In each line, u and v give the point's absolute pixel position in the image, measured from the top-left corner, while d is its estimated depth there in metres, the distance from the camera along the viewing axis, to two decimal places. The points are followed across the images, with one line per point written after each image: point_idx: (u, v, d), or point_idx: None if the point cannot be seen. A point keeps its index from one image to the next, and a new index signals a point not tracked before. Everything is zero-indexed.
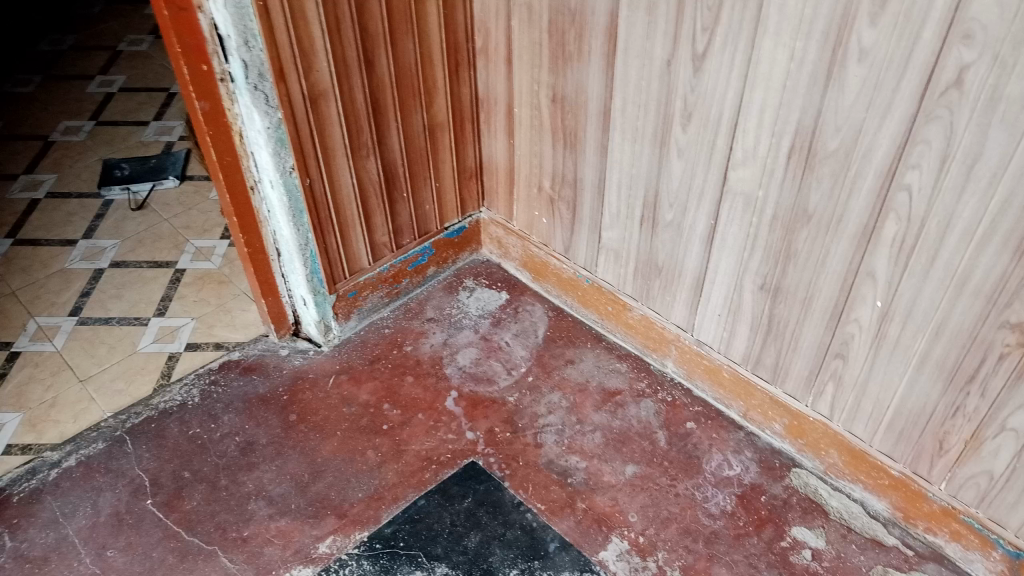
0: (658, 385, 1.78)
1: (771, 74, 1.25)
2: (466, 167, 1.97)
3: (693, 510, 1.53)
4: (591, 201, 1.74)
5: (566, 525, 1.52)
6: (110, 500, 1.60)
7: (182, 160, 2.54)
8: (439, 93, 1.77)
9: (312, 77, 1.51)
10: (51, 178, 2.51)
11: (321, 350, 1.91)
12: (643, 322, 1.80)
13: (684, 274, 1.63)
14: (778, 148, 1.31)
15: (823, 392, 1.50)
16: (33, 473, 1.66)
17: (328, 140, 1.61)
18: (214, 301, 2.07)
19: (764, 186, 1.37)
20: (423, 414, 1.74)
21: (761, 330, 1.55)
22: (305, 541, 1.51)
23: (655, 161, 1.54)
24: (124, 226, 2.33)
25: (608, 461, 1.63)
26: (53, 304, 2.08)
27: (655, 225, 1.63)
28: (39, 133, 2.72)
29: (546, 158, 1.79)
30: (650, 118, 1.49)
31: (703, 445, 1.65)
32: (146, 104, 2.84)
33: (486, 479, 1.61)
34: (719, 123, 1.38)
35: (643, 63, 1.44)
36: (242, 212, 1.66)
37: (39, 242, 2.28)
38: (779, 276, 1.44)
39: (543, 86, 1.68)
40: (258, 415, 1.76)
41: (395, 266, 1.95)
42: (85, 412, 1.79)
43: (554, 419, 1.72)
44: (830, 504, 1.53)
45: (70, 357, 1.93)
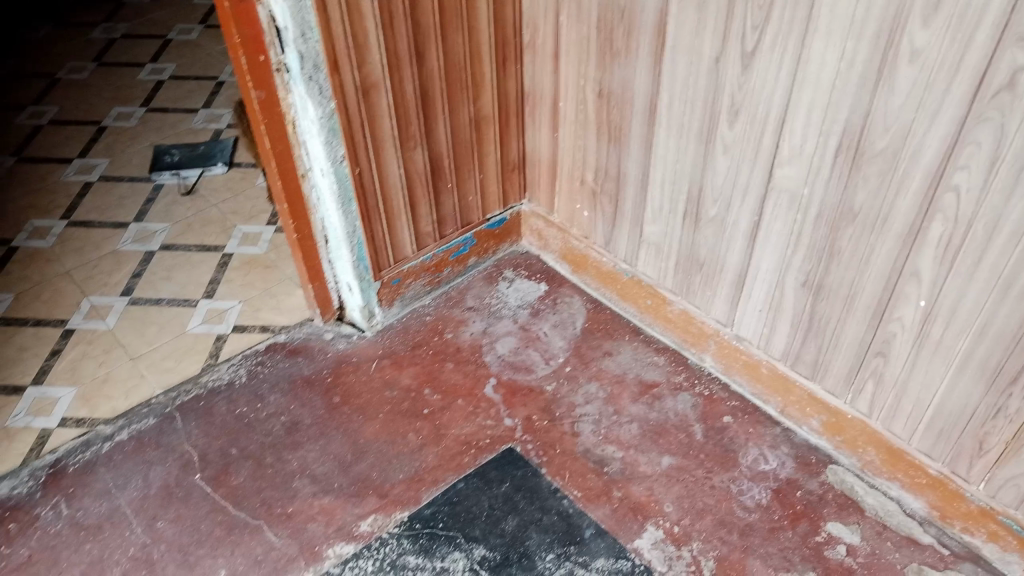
0: (696, 379, 1.80)
1: (821, 73, 1.27)
2: (510, 160, 1.99)
3: (728, 502, 1.55)
4: (634, 195, 1.76)
5: (602, 513, 1.54)
6: (160, 473, 1.66)
7: (230, 147, 2.60)
8: (487, 86, 1.80)
9: (365, 68, 1.55)
10: (105, 162, 2.59)
11: (365, 335, 1.95)
12: (682, 316, 1.82)
13: (725, 269, 1.65)
14: (825, 146, 1.32)
15: (863, 389, 1.51)
16: (87, 445, 1.72)
17: (378, 130, 1.65)
18: (260, 285, 2.13)
19: (810, 185, 1.38)
20: (463, 400, 1.78)
21: (802, 327, 1.56)
22: (347, 518, 1.56)
23: (700, 158, 1.56)
24: (174, 210, 2.39)
25: (645, 452, 1.65)
26: (105, 283, 2.15)
27: (698, 221, 1.64)
28: (93, 118, 2.80)
29: (590, 152, 1.81)
30: (697, 115, 1.51)
31: (739, 439, 1.67)
32: (196, 92, 2.90)
33: (524, 465, 1.64)
34: (766, 121, 1.39)
35: (691, 60, 1.46)
36: (293, 198, 1.70)
37: (92, 223, 2.35)
38: (822, 273, 1.45)
39: (590, 81, 1.70)
40: (303, 396, 1.80)
41: (438, 255, 1.98)
42: (136, 388, 1.85)
43: (592, 409, 1.75)
44: (866, 502, 1.54)
45: (122, 335, 1.99)
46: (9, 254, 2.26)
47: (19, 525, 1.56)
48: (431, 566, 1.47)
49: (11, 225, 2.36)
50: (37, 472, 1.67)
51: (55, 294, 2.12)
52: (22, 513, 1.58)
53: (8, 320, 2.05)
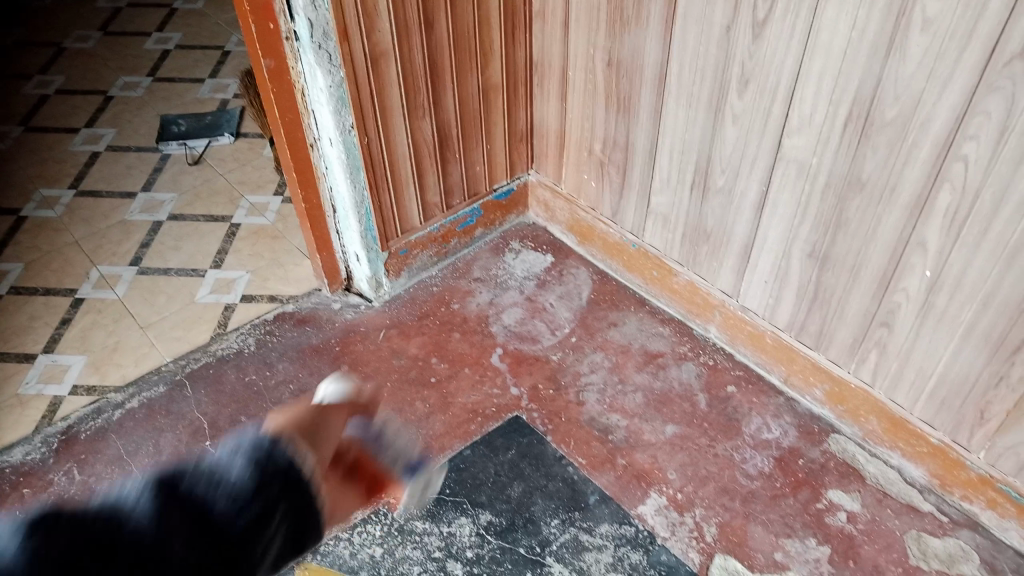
0: (700, 349, 1.82)
1: (832, 42, 1.26)
2: (517, 131, 1.99)
3: (731, 470, 1.57)
4: (642, 165, 1.77)
5: (606, 480, 1.57)
6: (171, 440, 1.68)
7: (236, 117, 2.60)
8: (495, 56, 1.80)
9: (374, 36, 1.55)
10: (111, 132, 2.59)
11: (372, 305, 1.97)
12: (687, 287, 1.83)
13: (732, 240, 1.66)
14: (834, 116, 1.32)
15: (866, 359, 1.53)
16: (98, 413, 1.74)
17: (386, 99, 1.65)
18: (268, 255, 2.14)
19: (818, 155, 1.39)
20: (469, 369, 1.80)
21: (808, 298, 1.57)
22: (355, 484, 1.58)
23: (709, 127, 1.56)
24: (181, 180, 2.40)
25: (649, 421, 1.67)
26: (114, 253, 2.16)
27: (705, 191, 1.65)
28: (99, 87, 2.80)
29: (598, 123, 1.81)
30: (707, 84, 1.51)
31: (742, 408, 1.68)
32: (202, 62, 2.90)
33: (529, 433, 1.66)
34: (776, 91, 1.39)
35: (702, 28, 1.45)
36: (302, 168, 1.72)
37: (100, 193, 2.36)
38: (828, 244, 1.46)
39: (599, 50, 1.70)
40: (311, 365, 1.82)
41: (445, 226, 1.99)
42: (146, 356, 1.87)
43: (597, 378, 1.76)
44: (867, 470, 1.56)
45: (131, 304, 2.01)
46: (18, 224, 2.27)
47: (33, 489, 1.59)
48: (438, 531, 1.49)
49: (19, 195, 2.37)
50: (50, 438, 1.69)
51: (64, 264, 2.14)
52: (36, 478, 1.61)
53: (18, 289, 2.07)
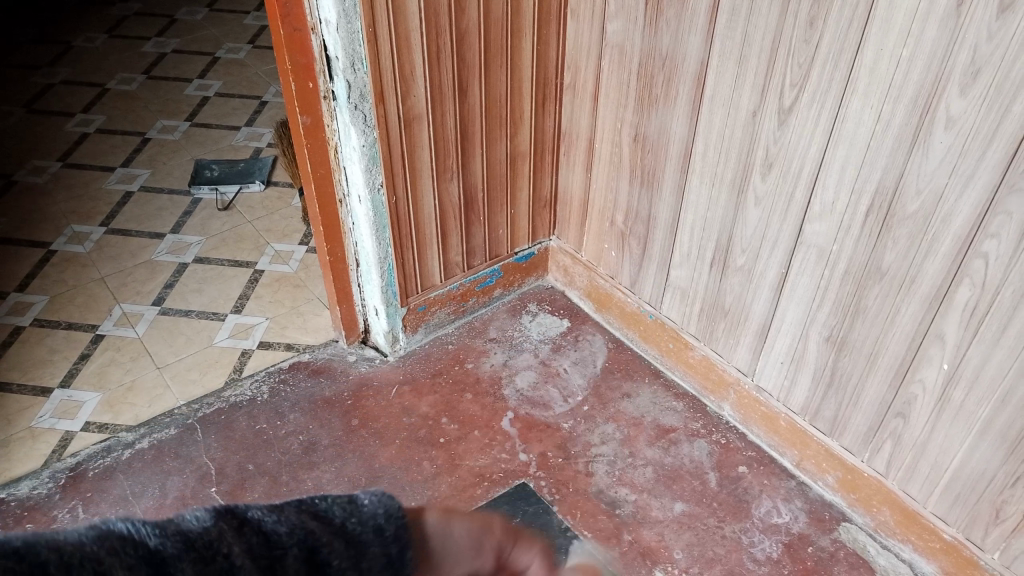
0: (713, 427, 1.80)
1: (856, 133, 1.29)
2: (542, 197, 2.01)
3: (739, 554, 1.54)
4: (663, 239, 1.78)
5: (610, 555, 1.55)
6: (177, 484, 1.67)
7: (268, 166, 2.65)
8: (525, 124, 1.83)
9: (409, 100, 1.59)
10: (146, 173, 2.66)
11: (387, 359, 1.97)
12: (702, 362, 1.82)
13: (750, 318, 1.66)
14: (856, 205, 1.34)
15: (881, 449, 1.51)
16: (108, 451, 1.75)
17: (416, 160, 1.69)
18: (289, 303, 2.16)
19: (839, 241, 1.40)
20: (479, 431, 1.79)
21: (823, 382, 1.56)
22: None
23: (731, 208, 1.57)
24: (209, 224, 2.45)
25: (658, 497, 1.65)
26: (138, 292, 2.20)
27: (725, 269, 1.66)
28: (137, 129, 2.88)
29: (620, 195, 1.83)
30: (731, 165, 1.53)
31: (753, 490, 1.66)
32: (239, 110, 2.98)
33: (535, 502, 1.64)
34: (799, 177, 1.41)
35: (729, 111, 1.48)
36: (329, 221, 1.76)
37: (130, 232, 2.41)
38: (846, 330, 1.46)
39: (626, 125, 1.73)
40: (322, 417, 1.82)
41: (465, 285, 2.01)
42: (160, 397, 1.88)
43: (607, 449, 1.75)
44: (878, 562, 1.53)
45: (150, 344, 2.03)
46: (47, 257, 2.31)
47: (36, 525, 1.59)
48: None
49: (51, 229, 2.42)
50: (58, 473, 1.70)
51: (88, 299, 2.17)
52: (39, 514, 1.61)
53: (41, 322, 2.10)
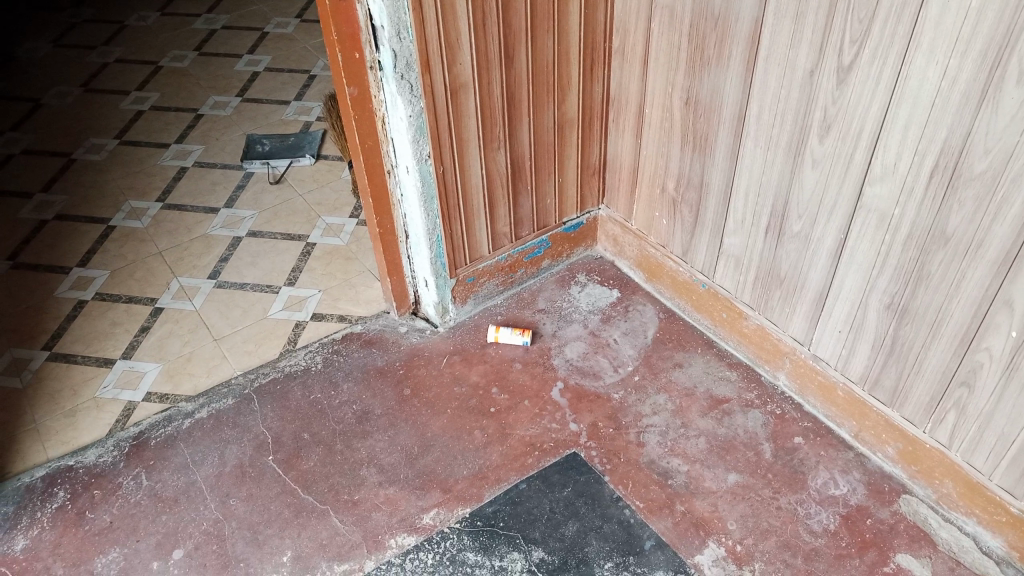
0: (768, 397, 1.76)
1: (920, 91, 1.23)
2: (590, 164, 1.98)
3: (795, 525, 1.52)
4: (716, 205, 1.74)
5: (663, 525, 1.54)
6: (236, 453, 1.72)
7: (318, 139, 2.67)
8: (573, 90, 1.80)
9: (455, 68, 1.58)
10: (199, 149, 2.70)
11: (437, 330, 1.98)
12: (757, 332, 1.78)
13: (806, 286, 1.61)
14: (920, 166, 1.29)
15: (944, 419, 1.46)
16: (169, 420, 1.80)
17: (463, 130, 1.68)
18: (341, 275, 2.18)
19: (901, 205, 1.35)
20: (529, 401, 1.79)
21: (883, 351, 1.51)
22: (410, 510, 1.59)
23: (787, 172, 1.52)
24: (262, 198, 2.48)
25: (711, 467, 1.63)
26: (194, 266, 2.24)
27: (781, 235, 1.61)
28: (190, 106, 2.92)
29: (672, 160, 1.79)
30: (787, 127, 1.48)
31: (810, 461, 1.63)
32: (288, 85, 2.99)
33: (586, 471, 1.64)
34: (859, 138, 1.36)
35: (785, 71, 1.43)
36: (378, 194, 1.76)
37: (185, 207, 2.45)
38: (908, 297, 1.41)
39: (677, 89, 1.68)
40: (374, 386, 1.84)
41: (513, 256, 2.00)
42: (218, 368, 1.93)
43: (659, 420, 1.73)
44: (939, 535, 1.49)
45: (206, 317, 2.08)
46: (107, 233, 2.37)
47: (103, 492, 1.65)
48: (490, 564, 1.49)
49: (110, 205, 2.48)
50: (122, 442, 1.75)
51: (146, 274, 2.22)
52: (105, 481, 1.67)
53: (103, 296, 2.16)
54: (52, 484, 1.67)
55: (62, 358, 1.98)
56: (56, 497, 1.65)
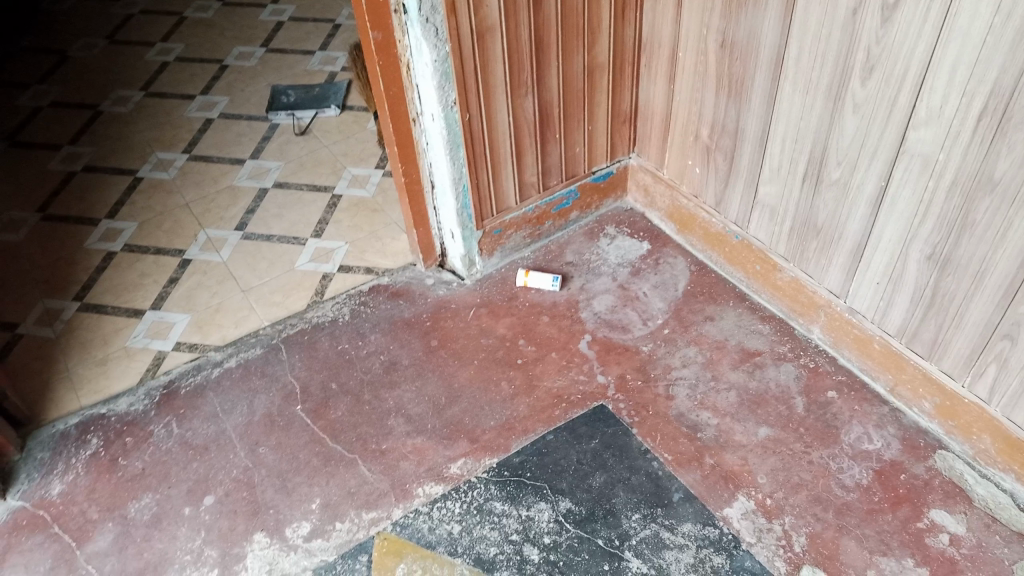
0: (801, 350, 1.73)
1: (970, 28, 1.17)
2: (621, 112, 1.93)
3: (827, 479, 1.50)
4: (751, 153, 1.68)
5: (692, 478, 1.52)
6: (264, 402, 1.72)
7: (343, 90, 2.64)
8: (603, 33, 1.74)
9: (482, 11, 1.53)
10: (224, 100, 2.67)
11: (464, 282, 1.97)
12: (792, 284, 1.74)
13: (844, 237, 1.56)
14: (968, 109, 1.23)
15: (984, 373, 1.42)
16: (198, 370, 1.81)
17: (490, 76, 1.64)
18: (367, 227, 2.16)
19: (946, 150, 1.29)
20: (556, 353, 1.77)
21: (923, 303, 1.47)
22: (438, 460, 1.59)
23: (827, 116, 1.47)
24: (288, 149, 2.46)
25: (741, 421, 1.61)
26: (221, 217, 2.24)
27: (818, 183, 1.56)
28: (215, 57, 2.89)
29: (706, 107, 1.74)
30: (827, 69, 1.42)
31: (843, 416, 1.60)
32: (313, 34, 2.95)
33: (614, 423, 1.63)
34: (903, 79, 1.30)
35: (827, 9, 1.36)
36: (403, 142, 1.73)
37: (211, 159, 2.44)
38: (951, 246, 1.36)
39: (713, 31, 1.62)
40: (402, 338, 1.84)
41: (541, 207, 1.96)
42: (246, 319, 1.93)
43: (688, 373, 1.71)
44: (975, 491, 1.46)
45: (234, 268, 2.08)
46: (135, 184, 2.37)
47: (135, 439, 1.67)
48: (517, 514, 1.49)
49: (137, 157, 2.48)
50: (153, 391, 1.77)
51: (175, 225, 2.23)
52: (137, 428, 1.69)
53: (132, 247, 2.17)
54: (86, 431, 1.70)
55: (93, 309, 2.00)
56: (90, 444, 1.67)
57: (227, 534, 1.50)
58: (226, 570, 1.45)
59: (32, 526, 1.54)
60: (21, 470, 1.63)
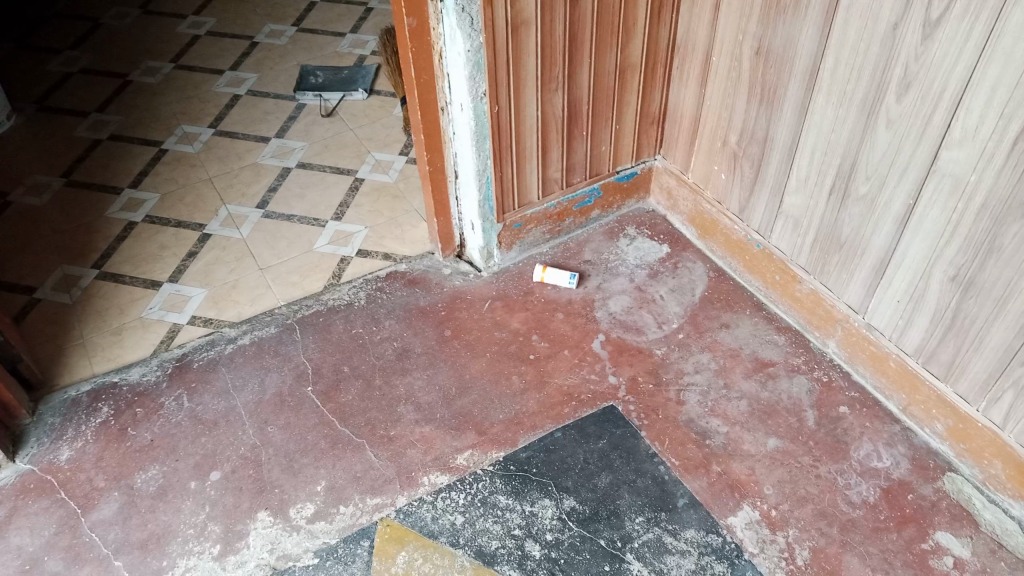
0: (815, 363, 1.72)
1: (1013, 50, 1.15)
2: (649, 113, 1.92)
3: (833, 494, 1.49)
4: (779, 162, 1.67)
5: (698, 484, 1.52)
6: (276, 381, 1.73)
7: (371, 74, 2.63)
8: (638, 33, 1.73)
9: (518, 4, 1.53)
10: (253, 77, 2.68)
11: (481, 274, 1.96)
12: (811, 297, 1.73)
13: (867, 252, 1.55)
14: (1004, 131, 1.21)
15: (999, 399, 1.40)
16: (212, 345, 1.82)
17: (521, 69, 1.63)
18: (387, 213, 2.16)
19: (979, 171, 1.28)
20: (569, 351, 1.77)
21: (943, 325, 1.45)
22: (445, 449, 1.59)
23: (859, 130, 1.45)
24: (313, 130, 2.46)
25: (751, 431, 1.60)
26: (243, 194, 2.24)
27: (845, 197, 1.54)
28: (246, 33, 2.89)
29: (736, 113, 1.72)
30: (863, 82, 1.40)
31: (854, 432, 1.59)
32: (345, 16, 2.95)
33: (623, 424, 1.62)
34: (940, 98, 1.28)
35: (867, 22, 1.35)
36: (430, 130, 1.73)
37: (236, 135, 2.45)
38: (976, 269, 1.35)
39: (749, 37, 1.61)
40: (416, 325, 1.84)
41: (563, 204, 1.96)
42: (262, 297, 1.94)
43: (700, 379, 1.70)
44: (983, 516, 1.45)
45: (253, 246, 2.08)
46: (159, 156, 2.39)
47: (145, 410, 1.69)
48: (520, 509, 1.49)
49: (163, 129, 2.49)
50: (165, 363, 1.78)
51: (196, 199, 2.23)
52: (148, 400, 1.71)
53: (153, 218, 2.18)
54: (98, 399, 1.71)
55: (111, 277, 2.01)
56: (101, 412, 1.69)
57: (231, 511, 1.51)
58: (228, 547, 1.46)
59: (39, 490, 1.55)
60: (32, 433, 1.65)
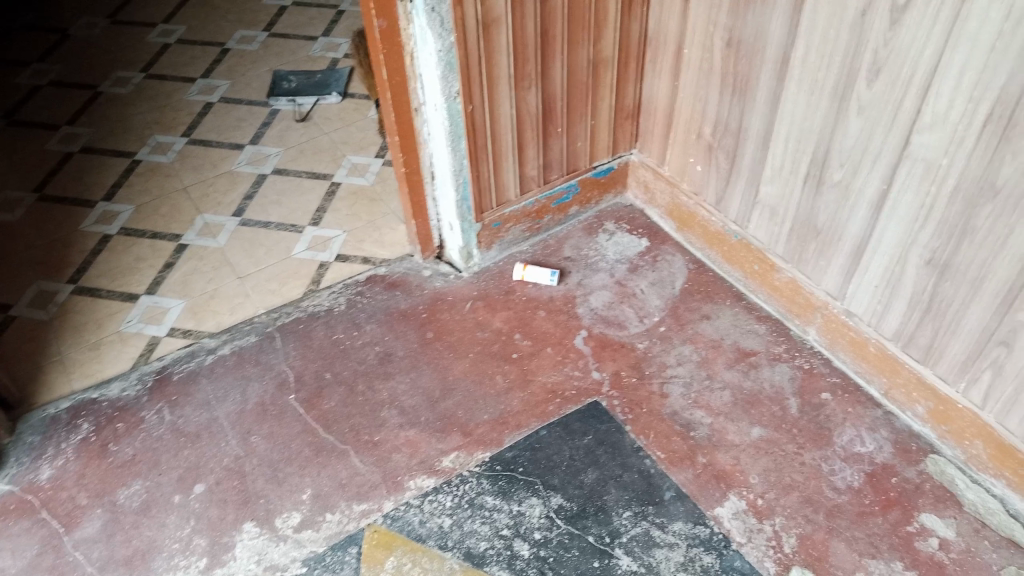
0: (797, 351, 1.73)
1: (980, 33, 1.16)
2: (624, 107, 1.92)
3: (818, 481, 1.50)
4: (753, 152, 1.68)
5: (684, 477, 1.53)
6: (258, 390, 1.72)
7: (345, 77, 2.62)
8: (609, 27, 1.73)
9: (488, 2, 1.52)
10: (225, 84, 2.66)
11: (461, 275, 1.96)
12: (790, 285, 1.74)
13: (844, 239, 1.56)
14: (973, 114, 1.22)
15: (978, 380, 1.42)
16: (192, 356, 1.81)
17: (494, 67, 1.63)
18: (365, 217, 2.16)
19: (950, 155, 1.29)
20: (552, 349, 1.77)
21: (920, 308, 1.47)
22: (431, 452, 1.59)
23: (831, 118, 1.46)
24: (288, 135, 2.44)
25: (735, 421, 1.61)
26: (219, 203, 2.23)
27: (820, 185, 1.55)
28: (217, 40, 2.87)
29: (710, 104, 1.73)
30: (833, 70, 1.41)
31: (836, 418, 1.60)
32: (316, 20, 2.93)
33: (608, 420, 1.63)
34: (910, 83, 1.29)
35: (835, 10, 1.35)
36: (405, 132, 1.72)
37: (210, 144, 2.43)
38: (950, 252, 1.36)
39: (720, 28, 1.61)
40: (397, 329, 1.83)
41: (541, 201, 1.96)
42: (242, 306, 1.92)
43: (683, 371, 1.71)
44: (966, 496, 1.46)
45: (231, 255, 2.07)
46: (132, 167, 2.36)
47: (126, 425, 1.67)
48: (508, 509, 1.49)
49: (136, 139, 2.46)
50: (145, 376, 1.77)
51: (172, 210, 2.22)
52: (129, 414, 1.69)
53: (128, 230, 2.16)
54: (77, 416, 1.70)
55: (87, 292, 1.99)
56: (81, 428, 1.67)
57: (216, 523, 1.50)
58: (215, 559, 1.45)
59: (21, 511, 1.54)
60: (11, 453, 1.63)
